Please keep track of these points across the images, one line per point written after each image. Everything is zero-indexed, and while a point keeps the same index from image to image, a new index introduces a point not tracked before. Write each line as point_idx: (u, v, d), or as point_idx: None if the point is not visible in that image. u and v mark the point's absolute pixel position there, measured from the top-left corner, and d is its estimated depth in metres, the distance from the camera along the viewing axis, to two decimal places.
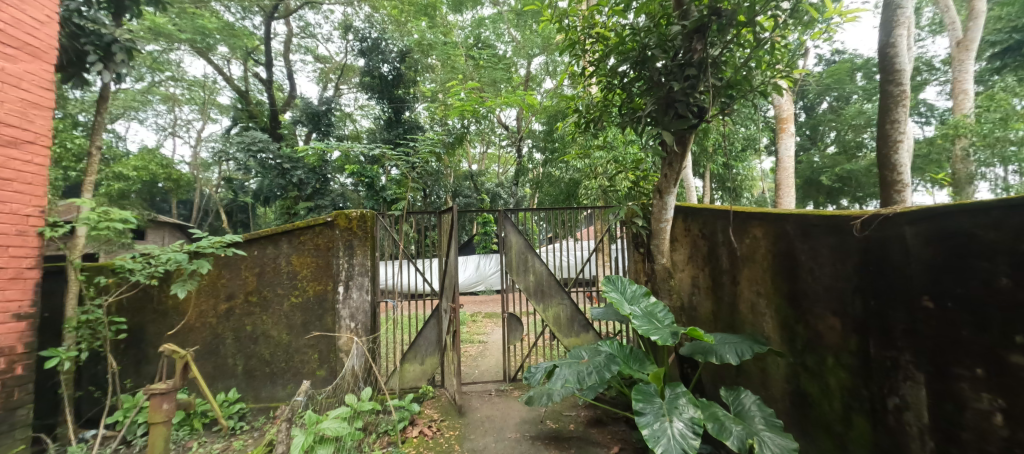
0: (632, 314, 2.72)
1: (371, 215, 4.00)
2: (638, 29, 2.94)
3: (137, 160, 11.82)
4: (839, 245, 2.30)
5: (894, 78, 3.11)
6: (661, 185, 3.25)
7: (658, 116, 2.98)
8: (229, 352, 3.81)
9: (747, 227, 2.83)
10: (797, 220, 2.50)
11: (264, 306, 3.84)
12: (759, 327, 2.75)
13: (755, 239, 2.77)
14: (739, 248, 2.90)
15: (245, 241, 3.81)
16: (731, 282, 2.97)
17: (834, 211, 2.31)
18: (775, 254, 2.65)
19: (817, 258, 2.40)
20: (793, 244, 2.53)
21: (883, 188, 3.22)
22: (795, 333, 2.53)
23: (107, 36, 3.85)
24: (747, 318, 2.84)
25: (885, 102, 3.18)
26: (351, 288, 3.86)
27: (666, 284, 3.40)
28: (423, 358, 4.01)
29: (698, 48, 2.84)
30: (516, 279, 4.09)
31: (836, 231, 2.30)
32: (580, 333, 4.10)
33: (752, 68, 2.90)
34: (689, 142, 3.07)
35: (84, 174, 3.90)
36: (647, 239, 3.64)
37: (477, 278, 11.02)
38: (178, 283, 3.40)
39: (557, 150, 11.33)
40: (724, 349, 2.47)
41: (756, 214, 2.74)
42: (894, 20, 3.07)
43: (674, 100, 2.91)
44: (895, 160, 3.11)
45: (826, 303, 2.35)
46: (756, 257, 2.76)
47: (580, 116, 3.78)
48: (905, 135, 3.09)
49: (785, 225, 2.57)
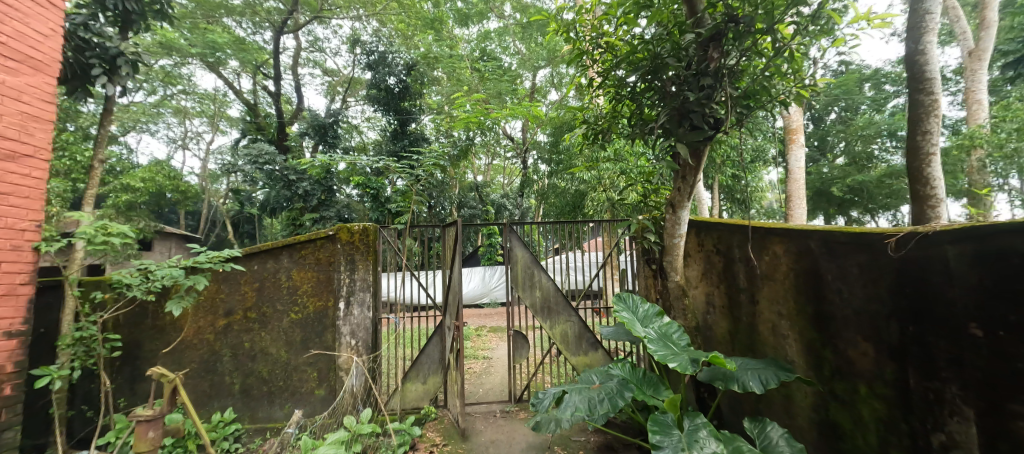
0: (646, 337, 2.57)
1: (373, 228, 3.91)
2: (650, 39, 2.86)
3: (145, 172, 11.82)
4: (870, 265, 2.16)
5: (925, 87, 2.97)
6: (674, 199, 3.13)
7: (672, 128, 2.88)
8: (227, 370, 3.70)
9: (766, 244, 2.70)
10: (822, 237, 2.36)
11: (264, 322, 3.74)
12: (782, 349, 2.60)
13: (775, 256, 2.64)
14: (758, 265, 2.76)
15: (244, 256, 3.72)
16: (750, 301, 2.82)
17: (865, 228, 2.17)
18: (797, 272, 2.51)
19: (846, 278, 2.26)
20: (817, 263, 2.40)
21: (915, 203, 3.09)
22: (822, 358, 2.38)
23: (112, 49, 3.81)
24: (768, 340, 2.69)
25: (916, 112, 3.04)
26: (353, 303, 3.76)
27: (680, 303, 3.25)
28: (426, 378, 3.87)
29: (714, 58, 2.74)
30: (521, 295, 3.97)
31: (866, 250, 2.17)
32: (588, 351, 3.95)
33: (771, 77, 2.78)
34: (703, 154, 2.96)
35: (85, 187, 3.85)
36: (658, 254, 3.45)
37: (482, 291, 10.86)
38: (175, 300, 3.30)
39: (563, 162, 11.27)
40: (747, 377, 2.32)
41: (777, 230, 2.60)
42: (923, 26, 2.98)
43: (688, 110, 2.80)
44: (928, 173, 2.98)
45: (857, 327, 2.21)
46: (777, 275, 2.62)
47: (588, 128, 3.68)
48: (938, 146, 2.96)
49: (808, 242, 2.44)
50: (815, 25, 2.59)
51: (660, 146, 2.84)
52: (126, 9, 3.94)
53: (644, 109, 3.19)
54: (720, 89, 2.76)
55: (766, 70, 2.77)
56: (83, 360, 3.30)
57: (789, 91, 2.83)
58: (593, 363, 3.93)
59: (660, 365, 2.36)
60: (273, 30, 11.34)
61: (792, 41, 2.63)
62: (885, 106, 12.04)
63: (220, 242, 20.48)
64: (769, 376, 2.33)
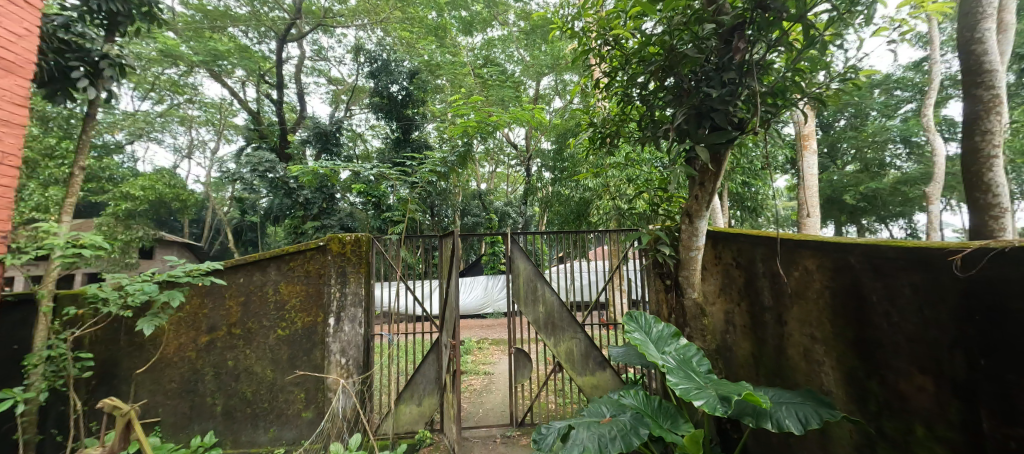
0: (665, 366, 2.31)
1: (366, 239, 3.69)
2: (669, 29, 2.59)
3: (144, 180, 11.43)
4: (926, 286, 1.89)
5: (985, 81, 2.73)
6: (691, 208, 2.89)
7: (689, 126, 2.64)
8: (209, 390, 3.46)
9: (796, 258, 2.45)
10: (862, 250, 2.12)
11: (250, 339, 3.50)
12: (816, 377, 2.35)
13: (807, 272, 2.39)
14: (786, 282, 2.51)
15: (228, 268, 3.49)
16: (777, 321, 2.58)
17: (919, 243, 1.91)
18: (833, 291, 2.26)
19: (894, 299, 2.00)
20: (856, 280, 2.14)
21: (975, 213, 2.80)
22: (867, 390, 2.11)
23: (95, 51, 3.62)
24: (800, 366, 2.43)
25: (973, 110, 2.79)
26: (343, 320, 3.52)
27: (697, 322, 2.99)
28: (421, 399, 3.65)
29: (740, 49, 2.53)
30: (523, 311, 3.71)
31: (922, 267, 1.90)
32: (595, 371, 3.67)
33: (806, 71, 2.53)
34: (725, 160, 2.72)
35: (65, 195, 3.65)
36: (673, 268, 3.19)
37: (483, 301, 10.60)
38: (148, 318, 3.05)
39: (567, 170, 11.05)
40: (782, 413, 2.07)
41: (809, 242, 2.36)
42: (981, 13, 2.74)
43: (710, 108, 2.57)
44: (989, 179, 2.71)
45: (911, 357, 1.94)
46: (809, 293, 2.38)
47: (595, 130, 3.44)
48: (1000, 149, 2.70)
49: (845, 255, 2.19)
50: (850, 10, 2.34)
51: (676, 148, 2.61)
52: (113, 11, 3.74)
53: (658, 112, 2.93)
54: (746, 85, 2.50)
55: (794, 67, 2.53)
56: (53, 381, 3.07)
57: (824, 85, 2.56)
58: (601, 383, 3.66)
59: (684, 400, 2.09)
60: (276, 38, 11.25)
61: (828, 31, 2.37)
62: (896, 112, 11.75)
63: (223, 251, 20.32)
64: (806, 411, 2.07)
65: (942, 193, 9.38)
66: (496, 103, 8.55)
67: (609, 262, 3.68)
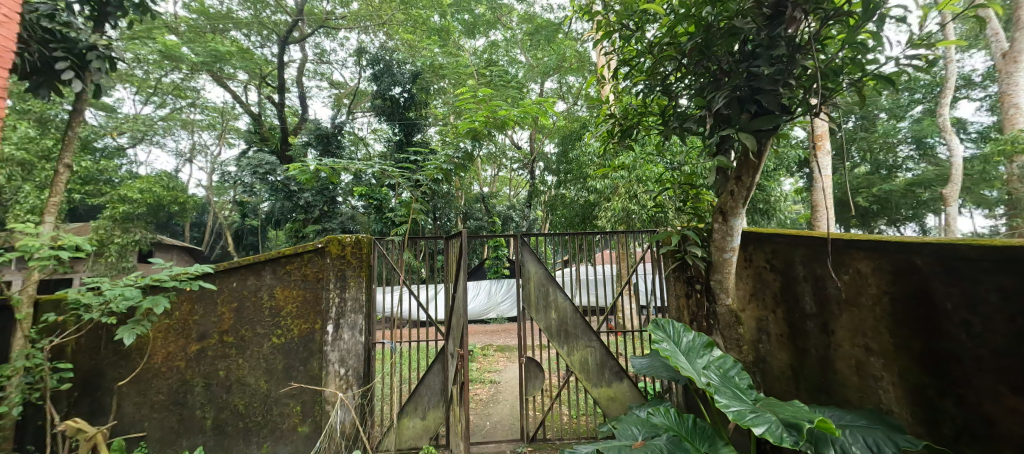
0: (707, 384, 2.10)
1: (367, 240, 3.48)
2: (706, 5, 2.39)
3: (142, 183, 11.14)
4: (1018, 291, 1.71)
5: None
6: (726, 205, 2.69)
7: (730, 112, 2.42)
8: (198, 402, 3.24)
9: (846, 260, 2.27)
10: (930, 251, 1.93)
11: (243, 347, 3.28)
12: (872, 393, 2.16)
13: (860, 275, 2.20)
14: (834, 286, 2.32)
15: (220, 272, 3.28)
16: (822, 329, 2.39)
17: (1008, 242, 1.72)
18: (892, 297, 2.08)
19: (976, 307, 1.82)
20: (924, 286, 1.96)
21: None
22: (940, 411, 1.94)
23: (81, 42, 3.41)
24: (852, 381, 2.25)
25: None
26: (342, 327, 3.30)
27: (732, 331, 2.79)
28: (425, 412, 3.42)
29: (795, 23, 2.28)
30: (534, 318, 3.49)
31: (1011, 271, 1.71)
32: (612, 382, 3.43)
33: (863, 46, 2.27)
34: (767, 150, 2.51)
35: (49, 193, 3.45)
36: (704, 271, 2.98)
37: (487, 306, 10.41)
38: (129, 328, 2.87)
39: (572, 172, 10.85)
40: (849, 438, 1.94)
41: (862, 241, 2.17)
42: None
43: (759, 88, 2.34)
44: None
45: (998, 374, 1.76)
46: (862, 299, 2.19)
47: (615, 122, 3.25)
48: None
49: (910, 257, 1.99)
50: None
51: (717, 137, 2.40)
52: None
53: (686, 102, 2.75)
54: (795, 66, 2.29)
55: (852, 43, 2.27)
56: (29, 394, 2.86)
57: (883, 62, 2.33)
58: (618, 395, 3.41)
59: (739, 426, 1.89)
60: (278, 40, 11.11)
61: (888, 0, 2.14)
62: (907, 112, 11.50)
63: (224, 255, 20.19)
64: (875, 436, 1.91)
65: (960, 194, 9.11)
66: (501, 104, 8.37)
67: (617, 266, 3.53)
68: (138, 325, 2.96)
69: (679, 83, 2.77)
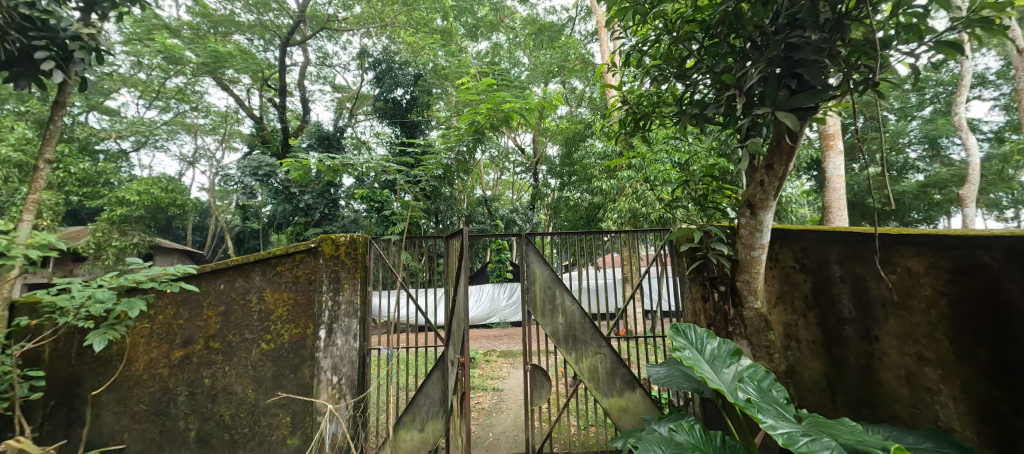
0: (744, 400, 1.92)
1: (363, 240, 3.28)
2: None
3: (141, 184, 11.03)
4: None
5: None
6: (755, 197, 2.54)
7: (765, 89, 2.25)
8: (182, 412, 3.04)
9: (894, 259, 2.11)
10: (999, 246, 1.78)
11: (229, 354, 3.08)
12: (928, 409, 2.00)
13: (911, 275, 2.04)
14: (880, 289, 2.16)
15: (207, 273, 3.09)
16: (863, 336, 2.23)
17: None
18: (951, 301, 1.92)
19: None
20: (992, 287, 1.80)
21: None
22: (1015, 428, 1.77)
23: (64, 31, 3.24)
24: (901, 394, 2.09)
25: None
26: (336, 332, 3.10)
27: (762, 338, 2.62)
28: (423, 424, 3.20)
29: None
30: (541, 322, 3.29)
31: None
32: (624, 392, 3.20)
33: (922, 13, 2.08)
34: (803, 133, 2.32)
35: (28, 191, 3.28)
36: (728, 272, 2.79)
37: (489, 311, 10.20)
38: (98, 332, 2.68)
39: (576, 174, 10.68)
40: None
41: (913, 237, 2.02)
42: None
43: (798, 63, 2.18)
44: None
45: None
46: (913, 303, 2.03)
47: (628, 110, 3.10)
48: None
49: (976, 255, 1.84)
50: None
51: (751, 117, 2.22)
52: None
53: (706, 85, 2.59)
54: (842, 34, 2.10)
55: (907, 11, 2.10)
56: None
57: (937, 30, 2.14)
58: (630, 406, 3.19)
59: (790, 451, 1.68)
60: (279, 44, 11.00)
61: None
62: (920, 112, 11.24)
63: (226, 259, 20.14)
64: None
65: (977, 195, 8.83)
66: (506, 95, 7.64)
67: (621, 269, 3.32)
68: (112, 329, 2.76)
69: (696, 67, 2.61)
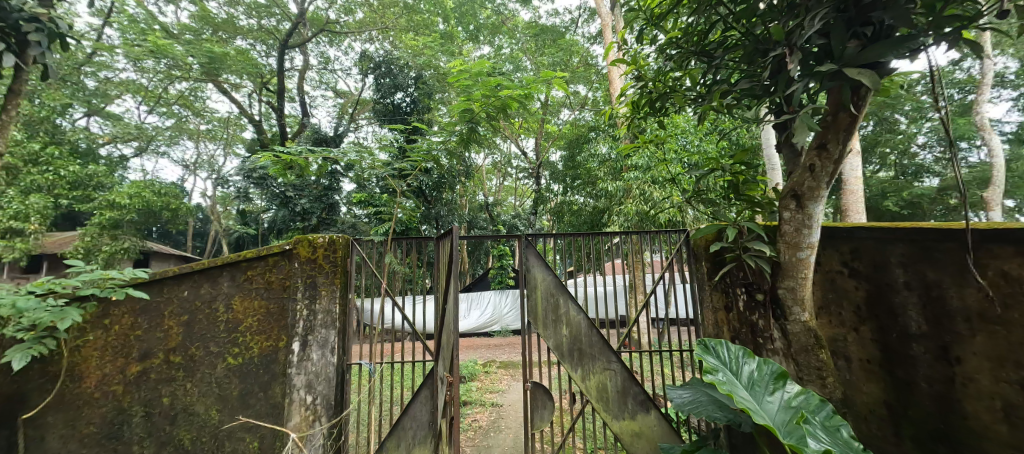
0: None
1: (343, 242, 2.94)
2: None
3: (131, 188, 10.74)
4: None
5: None
6: (803, 186, 2.23)
7: (829, 41, 1.95)
8: (136, 435, 2.69)
9: (983, 263, 1.86)
10: None
11: (192, 369, 2.73)
12: None
13: (1006, 283, 1.80)
14: (964, 301, 1.91)
15: (168, 278, 2.76)
16: (939, 356, 1.99)
17: None
18: None
19: None
20: None
21: None
22: None
23: (16, 11, 2.91)
24: (997, 430, 1.83)
25: None
26: (312, 346, 2.75)
27: (811, 358, 2.26)
28: (411, 449, 2.83)
29: None
30: (542, 334, 2.93)
31: None
32: (636, 413, 2.83)
33: None
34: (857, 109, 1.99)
35: None
36: (767, 277, 2.42)
37: (489, 319, 9.81)
38: (18, 348, 2.34)
39: (580, 178, 10.38)
40: None
41: (1010, 235, 1.77)
42: None
43: (870, 9, 1.90)
44: None
45: None
46: (1014, 316, 1.78)
47: (642, 90, 2.86)
48: None
49: None
50: None
51: (812, 77, 1.91)
52: None
53: (734, 58, 2.32)
54: None
55: None
56: None
57: None
58: (643, 430, 2.82)
59: None
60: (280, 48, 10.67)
61: None
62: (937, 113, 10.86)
63: None
64: None
65: (1002, 197, 8.43)
66: (504, 81, 6.37)
67: (628, 276, 2.96)
68: (41, 343, 2.43)
69: (721, 42, 2.40)
